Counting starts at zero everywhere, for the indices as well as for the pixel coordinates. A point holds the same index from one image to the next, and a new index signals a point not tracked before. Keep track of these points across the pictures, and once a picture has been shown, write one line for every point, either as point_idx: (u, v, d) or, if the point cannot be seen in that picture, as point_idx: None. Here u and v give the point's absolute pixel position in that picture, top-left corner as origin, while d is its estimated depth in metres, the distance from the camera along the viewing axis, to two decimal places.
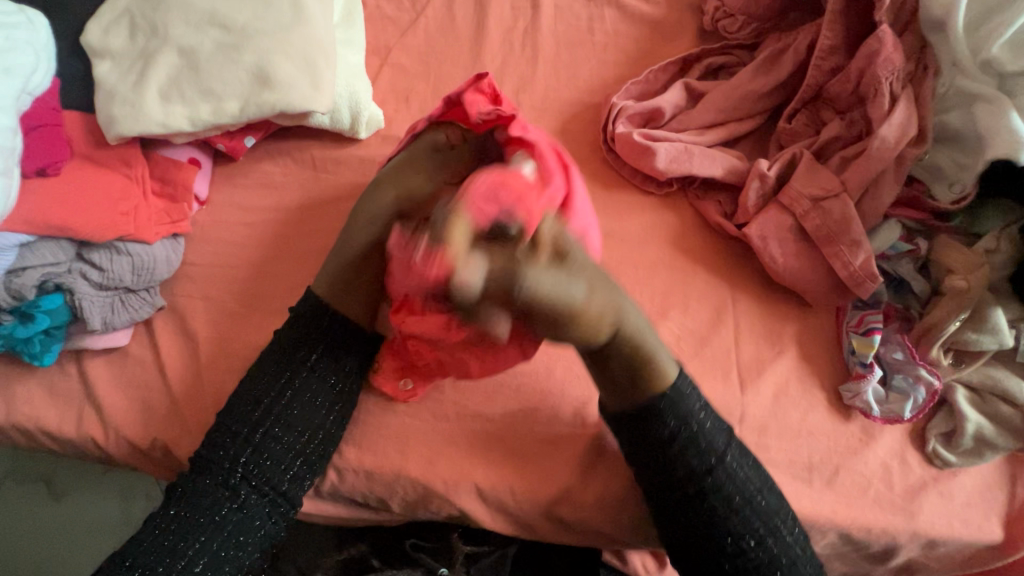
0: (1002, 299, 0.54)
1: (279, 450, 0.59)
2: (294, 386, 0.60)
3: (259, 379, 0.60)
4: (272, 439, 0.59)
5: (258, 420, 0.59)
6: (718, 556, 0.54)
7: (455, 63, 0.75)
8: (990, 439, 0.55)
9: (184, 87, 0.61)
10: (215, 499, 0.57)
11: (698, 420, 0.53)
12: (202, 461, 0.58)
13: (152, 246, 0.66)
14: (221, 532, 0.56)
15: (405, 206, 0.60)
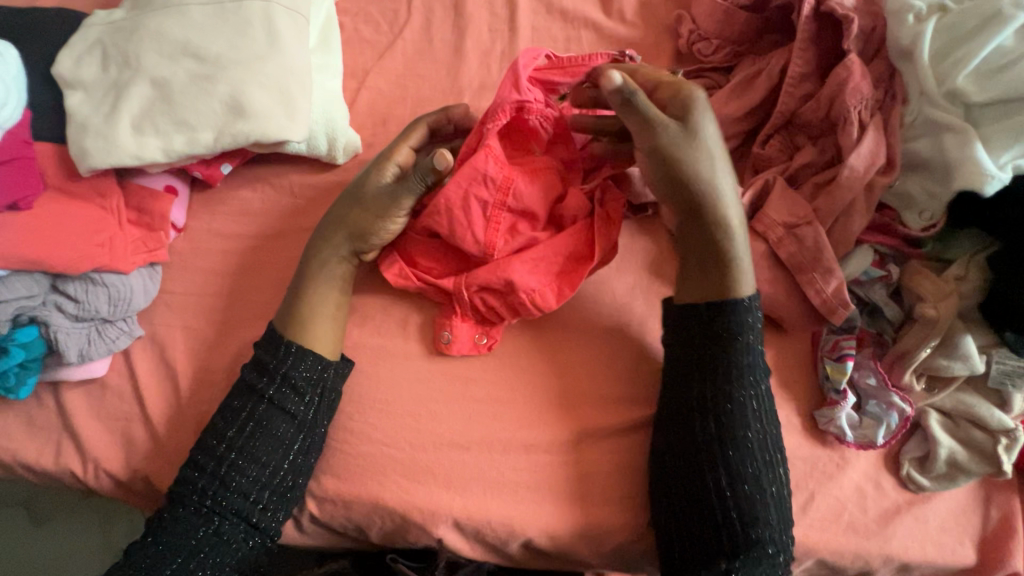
0: (973, 326, 0.54)
1: (255, 473, 0.59)
2: (256, 418, 0.60)
3: (226, 414, 0.60)
4: (249, 459, 0.59)
5: (224, 454, 0.59)
6: (723, 541, 0.53)
7: (433, 87, 0.75)
8: (963, 464, 0.56)
9: (157, 119, 0.61)
10: (186, 531, 0.57)
11: (753, 392, 0.56)
12: (177, 494, 0.58)
13: (129, 277, 0.66)
14: (191, 564, 0.56)
15: (356, 248, 0.64)
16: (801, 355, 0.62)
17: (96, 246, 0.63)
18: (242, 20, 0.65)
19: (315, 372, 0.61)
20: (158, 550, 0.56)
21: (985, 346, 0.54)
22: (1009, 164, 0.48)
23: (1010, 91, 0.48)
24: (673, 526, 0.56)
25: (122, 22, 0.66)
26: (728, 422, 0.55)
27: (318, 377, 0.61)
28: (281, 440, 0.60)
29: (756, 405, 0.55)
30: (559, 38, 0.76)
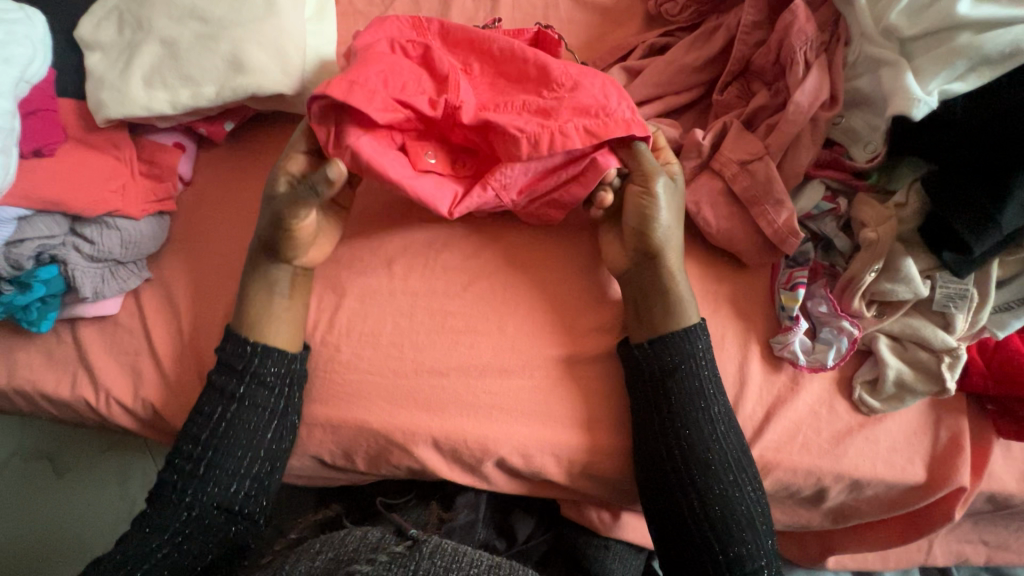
0: (915, 250, 0.57)
1: (231, 467, 0.62)
2: (228, 418, 0.63)
3: (199, 416, 0.63)
4: (226, 455, 0.62)
5: (208, 438, 0.62)
6: (696, 521, 0.57)
7: None
8: (910, 384, 0.59)
9: (166, 74, 0.68)
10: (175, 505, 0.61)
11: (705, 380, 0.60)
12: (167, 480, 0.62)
13: (139, 222, 0.72)
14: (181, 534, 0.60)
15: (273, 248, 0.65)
16: (759, 288, 0.65)
17: (110, 190, 0.69)
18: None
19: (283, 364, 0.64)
20: (147, 527, 0.60)
21: (927, 270, 0.57)
22: (936, 89, 0.51)
23: (937, 22, 0.51)
24: (653, 504, 0.60)
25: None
26: (679, 409, 0.59)
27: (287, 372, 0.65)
28: (266, 418, 0.64)
29: (704, 392, 0.60)
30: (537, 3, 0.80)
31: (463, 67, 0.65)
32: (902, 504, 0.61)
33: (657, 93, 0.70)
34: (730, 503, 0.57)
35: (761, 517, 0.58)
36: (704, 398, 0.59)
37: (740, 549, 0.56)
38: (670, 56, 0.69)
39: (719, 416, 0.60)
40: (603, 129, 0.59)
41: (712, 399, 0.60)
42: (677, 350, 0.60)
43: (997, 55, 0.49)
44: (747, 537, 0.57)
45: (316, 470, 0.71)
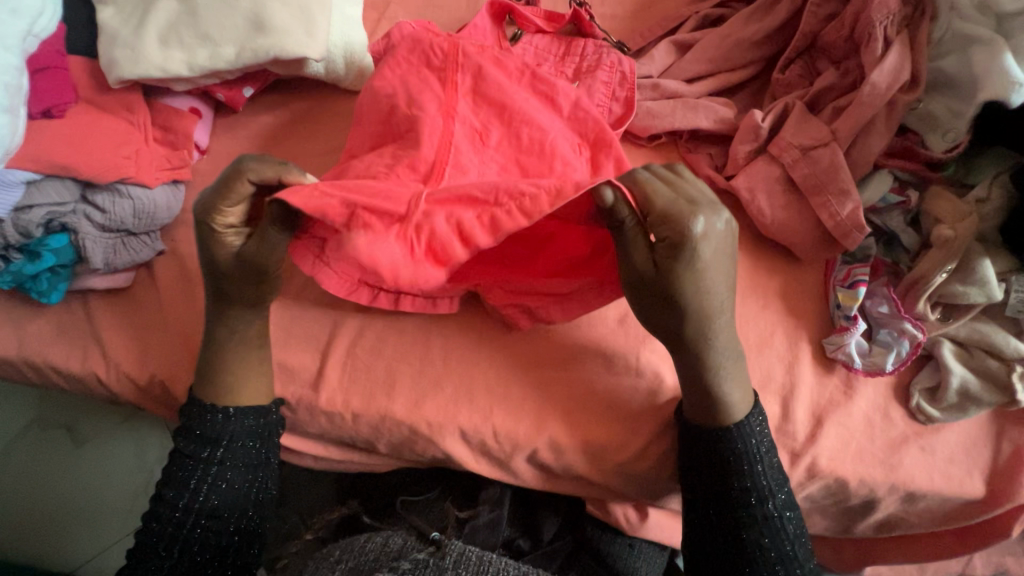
0: (992, 250, 0.53)
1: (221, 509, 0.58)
2: (212, 471, 0.58)
3: (179, 471, 0.58)
4: (215, 498, 0.58)
5: (181, 514, 0.57)
6: None
7: (452, 17, 0.76)
8: (975, 394, 0.55)
9: (182, 32, 0.63)
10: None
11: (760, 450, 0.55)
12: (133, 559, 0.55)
13: (152, 191, 0.68)
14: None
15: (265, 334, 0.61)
16: (811, 285, 0.61)
17: (122, 156, 0.65)
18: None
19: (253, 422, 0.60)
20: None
21: (1004, 272, 0.53)
22: None
23: None
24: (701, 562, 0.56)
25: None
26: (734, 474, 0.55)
27: (260, 427, 0.60)
28: (244, 473, 0.60)
29: (753, 463, 0.55)
30: None
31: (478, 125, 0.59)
32: (956, 517, 0.58)
33: (710, 69, 0.65)
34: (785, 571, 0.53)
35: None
36: (754, 476, 0.54)
37: None
38: (726, 29, 0.64)
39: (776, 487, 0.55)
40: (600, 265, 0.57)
41: (765, 473, 0.55)
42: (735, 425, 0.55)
43: None
44: None
45: (335, 454, 0.68)
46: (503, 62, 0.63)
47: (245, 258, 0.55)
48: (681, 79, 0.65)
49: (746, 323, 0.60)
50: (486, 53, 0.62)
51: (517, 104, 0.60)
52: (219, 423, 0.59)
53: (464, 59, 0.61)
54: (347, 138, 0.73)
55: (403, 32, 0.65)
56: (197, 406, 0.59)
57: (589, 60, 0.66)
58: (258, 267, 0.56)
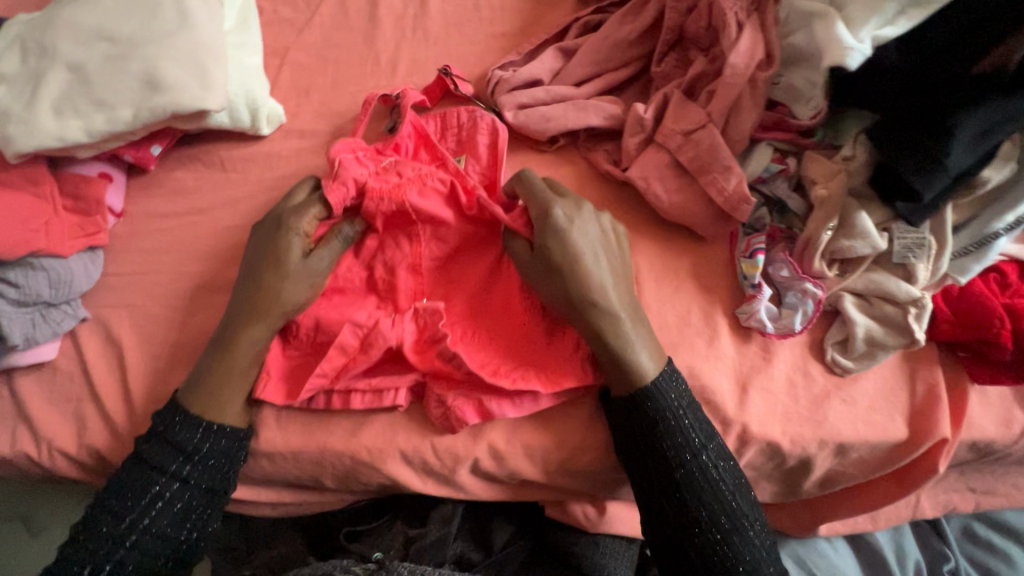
0: (867, 203, 0.56)
1: (166, 525, 0.56)
2: (165, 495, 0.56)
3: (127, 489, 0.56)
4: (162, 516, 0.56)
5: (126, 528, 0.55)
6: (684, 540, 0.54)
7: (351, 54, 0.79)
8: (880, 339, 0.57)
9: (77, 101, 0.63)
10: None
11: (675, 413, 0.55)
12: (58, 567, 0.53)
13: (68, 261, 0.69)
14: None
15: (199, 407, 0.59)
16: (718, 260, 0.63)
17: (31, 230, 0.65)
18: (156, 3, 0.68)
19: (228, 441, 0.59)
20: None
21: (884, 222, 0.56)
22: (868, 36, 0.49)
23: None
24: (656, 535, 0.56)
25: (38, 17, 0.68)
26: (655, 437, 0.55)
27: (233, 447, 0.60)
28: (205, 496, 0.59)
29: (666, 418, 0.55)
30: None
31: (436, 214, 0.64)
32: (886, 462, 0.60)
33: (595, 71, 0.69)
34: (730, 547, 0.54)
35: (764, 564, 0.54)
36: (683, 431, 0.55)
37: None
38: (604, 32, 0.68)
39: (711, 455, 0.55)
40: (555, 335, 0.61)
41: (693, 428, 0.55)
42: (649, 405, 0.55)
43: None
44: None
45: (286, 496, 0.68)
46: (437, 188, 0.64)
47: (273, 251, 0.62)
48: (569, 83, 0.69)
49: (665, 305, 0.61)
50: (422, 189, 0.64)
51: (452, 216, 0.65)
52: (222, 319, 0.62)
53: (404, 184, 0.64)
54: (260, 182, 0.74)
55: (354, 178, 0.64)
56: (179, 413, 0.58)
57: (466, 128, 0.69)
58: (239, 357, 0.61)
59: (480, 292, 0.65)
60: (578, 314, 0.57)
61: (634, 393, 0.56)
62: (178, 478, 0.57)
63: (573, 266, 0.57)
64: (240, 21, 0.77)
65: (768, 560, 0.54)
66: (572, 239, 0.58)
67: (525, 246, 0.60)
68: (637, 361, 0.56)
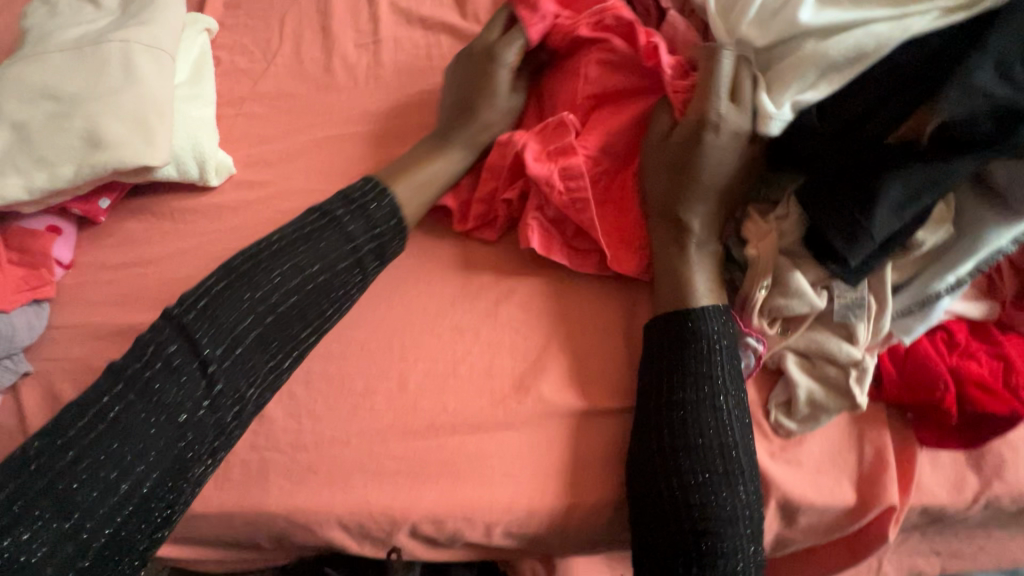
0: (801, 263, 0.55)
1: (232, 390, 0.55)
2: (236, 343, 0.56)
3: (146, 351, 0.53)
4: (226, 371, 0.55)
5: (181, 366, 0.54)
6: (669, 475, 0.52)
7: (305, 103, 0.79)
8: (822, 402, 0.56)
9: (17, 159, 0.64)
10: (118, 439, 0.50)
11: (716, 344, 0.56)
12: (115, 425, 0.50)
13: (11, 315, 0.68)
14: (154, 442, 0.51)
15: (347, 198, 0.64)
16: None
17: None
18: (102, 61, 0.68)
19: (384, 219, 0.64)
20: (110, 446, 0.50)
21: (822, 281, 0.55)
22: (788, 103, 0.52)
23: (782, 29, 0.53)
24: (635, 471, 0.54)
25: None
26: (685, 364, 0.55)
27: (309, 277, 0.59)
28: (318, 293, 0.60)
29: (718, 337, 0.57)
30: (420, 42, 0.80)
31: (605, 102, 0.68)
32: (836, 528, 0.57)
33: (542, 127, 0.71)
34: (716, 493, 0.52)
35: (746, 519, 0.52)
36: (711, 364, 0.55)
37: (715, 544, 0.51)
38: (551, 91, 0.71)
39: (729, 403, 0.55)
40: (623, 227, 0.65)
41: (720, 366, 0.55)
42: (689, 330, 0.56)
43: (842, 60, 0.51)
44: (723, 535, 0.51)
45: (221, 556, 0.65)
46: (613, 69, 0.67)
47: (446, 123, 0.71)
48: None
49: None
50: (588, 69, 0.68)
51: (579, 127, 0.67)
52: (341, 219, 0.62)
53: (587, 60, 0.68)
54: (210, 231, 0.74)
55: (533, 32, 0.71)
56: (201, 296, 0.56)
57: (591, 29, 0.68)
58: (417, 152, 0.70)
59: (608, 184, 0.67)
60: (677, 233, 0.59)
61: (682, 312, 0.57)
62: (251, 293, 0.57)
63: (692, 177, 0.58)
64: (192, 73, 0.78)
65: (749, 517, 0.52)
66: (715, 160, 0.58)
67: (669, 123, 0.61)
68: (693, 290, 0.58)
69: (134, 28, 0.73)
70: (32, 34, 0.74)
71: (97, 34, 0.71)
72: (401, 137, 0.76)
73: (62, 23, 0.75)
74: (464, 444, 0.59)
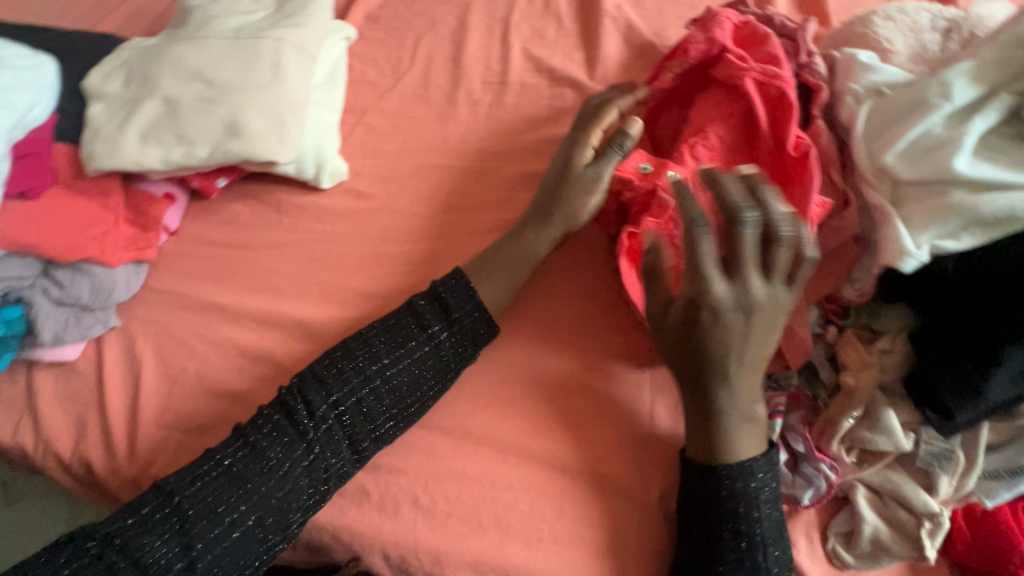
0: (896, 402, 0.55)
1: (295, 459, 0.58)
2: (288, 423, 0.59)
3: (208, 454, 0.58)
4: (281, 449, 0.58)
5: (248, 536, 0.55)
6: None
7: (423, 127, 0.82)
8: (887, 544, 0.54)
9: (162, 132, 0.68)
10: (233, 485, 0.56)
11: (764, 482, 0.54)
12: (229, 472, 0.56)
13: (113, 270, 0.72)
14: (270, 503, 0.56)
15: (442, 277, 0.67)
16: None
17: (88, 238, 0.69)
18: (256, 57, 0.72)
19: (482, 328, 0.64)
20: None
21: (912, 423, 0.54)
22: (926, 245, 0.50)
23: (932, 171, 0.51)
24: None
25: (150, 47, 0.73)
26: (728, 500, 0.54)
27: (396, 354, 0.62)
28: (435, 369, 0.63)
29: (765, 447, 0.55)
30: (544, 93, 0.82)
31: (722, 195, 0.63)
32: None
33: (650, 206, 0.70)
34: None
35: None
36: (755, 505, 0.54)
37: None
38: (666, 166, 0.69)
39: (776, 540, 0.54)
40: None
41: (766, 506, 0.54)
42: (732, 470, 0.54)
43: (990, 218, 0.49)
44: None
45: None
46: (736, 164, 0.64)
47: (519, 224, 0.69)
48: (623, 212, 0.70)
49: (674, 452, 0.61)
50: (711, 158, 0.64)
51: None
52: (451, 315, 0.64)
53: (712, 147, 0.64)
54: (309, 231, 0.77)
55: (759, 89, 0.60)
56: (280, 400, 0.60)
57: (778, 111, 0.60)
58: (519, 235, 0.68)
59: None
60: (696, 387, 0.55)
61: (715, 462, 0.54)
62: (324, 378, 0.60)
63: (693, 325, 0.52)
64: (326, 79, 0.81)
65: None
66: (718, 305, 0.51)
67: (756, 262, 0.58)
68: (735, 447, 0.54)
69: (289, 29, 0.77)
70: (195, 14, 0.78)
71: (256, 29, 0.75)
72: (509, 179, 0.78)
73: (223, 9, 0.79)
74: (522, 497, 0.61)
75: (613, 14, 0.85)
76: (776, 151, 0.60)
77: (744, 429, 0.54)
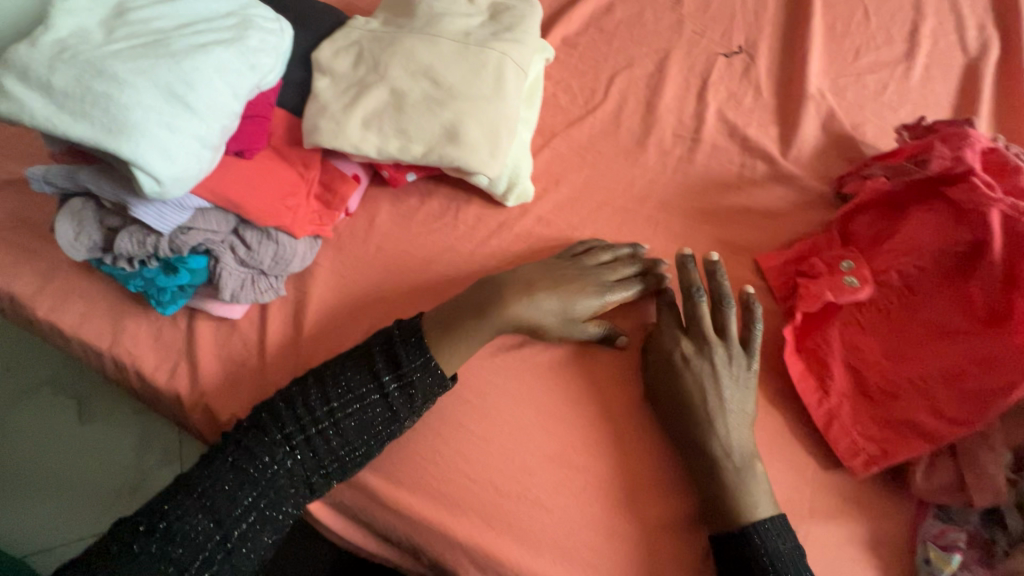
0: None
1: (293, 469, 0.60)
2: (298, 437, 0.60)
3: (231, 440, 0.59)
4: (281, 456, 0.59)
5: (240, 538, 0.57)
6: None
7: (607, 165, 0.82)
8: None
9: (385, 121, 0.69)
10: (238, 479, 0.57)
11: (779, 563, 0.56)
12: (234, 464, 0.58)
13: (297, 242, 0.72)
14: (274, 490, 0.59)
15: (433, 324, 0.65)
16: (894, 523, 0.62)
17: (283, 206, 0.69)
18: (480, 64, 0.73)
19: (432, 385, 0.63)
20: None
21: None
22: None
23: None
24: None
25: (380, 34, 0.75)
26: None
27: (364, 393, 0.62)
28: (384, 420, 0.62)
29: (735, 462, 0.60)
30: (735, 158, 0.82)
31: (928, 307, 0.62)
32: None
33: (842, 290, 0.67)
34: None
35: None
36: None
37: None
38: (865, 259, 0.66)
39: None
40: (896, 439, 0.60)
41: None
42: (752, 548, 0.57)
43: None
44: None
45: (374, 546, 0.70)
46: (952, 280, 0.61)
47: (489, 287, 0.66)
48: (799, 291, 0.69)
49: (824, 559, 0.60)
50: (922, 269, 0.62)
51: (888, 323, 0.63)
52: (423, 363, 0.63)
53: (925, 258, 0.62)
54: (479, 244, 0.77)
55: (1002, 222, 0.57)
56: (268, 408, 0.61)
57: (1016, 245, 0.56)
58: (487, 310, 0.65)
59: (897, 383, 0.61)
60: (682, 429, 0.63)
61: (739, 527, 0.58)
62: (314, 402, 0.61)
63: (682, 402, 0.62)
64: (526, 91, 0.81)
65: None
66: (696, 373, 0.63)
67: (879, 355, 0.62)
68: (754, 502, 0.59)
69: (510, 43, 0.77)
70: (420, 6, 0.80)
71: (482, 37, 0.76)
72: (689, 236, 0.76)
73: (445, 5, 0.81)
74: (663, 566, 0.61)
75: (816, 95, 0.84)
76: (1006, 286, 0.57)
77: (761, 499, 0.59)
